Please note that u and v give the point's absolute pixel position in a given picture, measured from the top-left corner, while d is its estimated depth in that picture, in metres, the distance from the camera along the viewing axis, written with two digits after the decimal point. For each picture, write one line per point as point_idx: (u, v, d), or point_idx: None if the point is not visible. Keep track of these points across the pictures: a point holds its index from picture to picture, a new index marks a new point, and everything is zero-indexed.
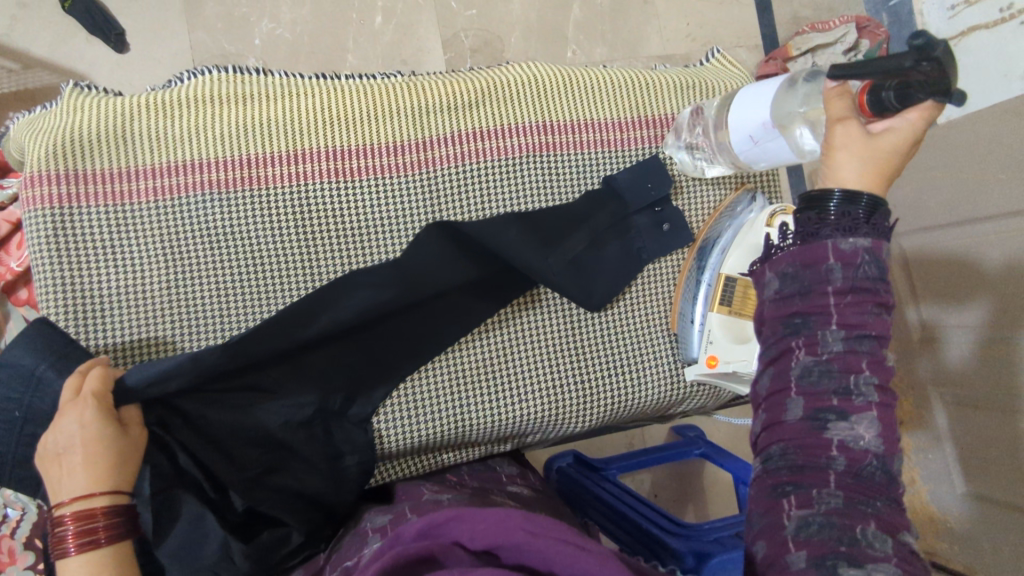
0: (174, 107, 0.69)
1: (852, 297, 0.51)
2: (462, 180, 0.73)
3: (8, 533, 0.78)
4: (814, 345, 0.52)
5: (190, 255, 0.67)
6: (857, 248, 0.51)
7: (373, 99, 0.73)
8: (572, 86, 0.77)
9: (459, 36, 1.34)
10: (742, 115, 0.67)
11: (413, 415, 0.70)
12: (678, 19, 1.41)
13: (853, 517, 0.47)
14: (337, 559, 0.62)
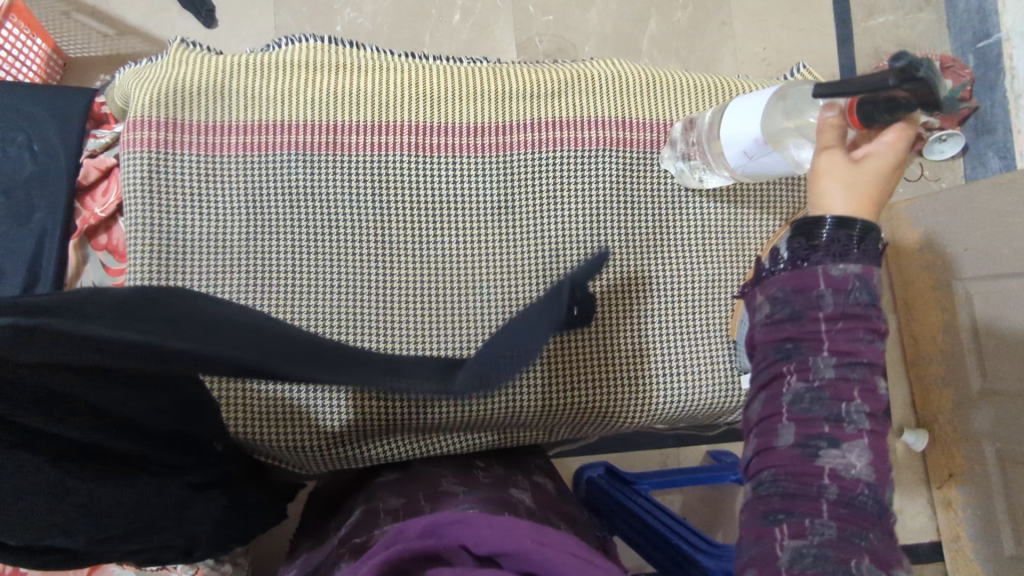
0: (271, 70, 0.72)
1: (845, 324, 0.52)
2: (537, 167, 0.74)
3: None
4: (807, 371, 0.52)
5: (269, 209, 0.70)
6: (847, 273, 0.53)
7: (458, 80, 0.75)
8: (656, 86, 0.77)
9: (533, 41, 1.35)
10: (731, 128, 0.64)
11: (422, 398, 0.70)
12: (755, 42, 1.40)
13: (847, 547, 0.46)
14: (350, 537, 0.62)
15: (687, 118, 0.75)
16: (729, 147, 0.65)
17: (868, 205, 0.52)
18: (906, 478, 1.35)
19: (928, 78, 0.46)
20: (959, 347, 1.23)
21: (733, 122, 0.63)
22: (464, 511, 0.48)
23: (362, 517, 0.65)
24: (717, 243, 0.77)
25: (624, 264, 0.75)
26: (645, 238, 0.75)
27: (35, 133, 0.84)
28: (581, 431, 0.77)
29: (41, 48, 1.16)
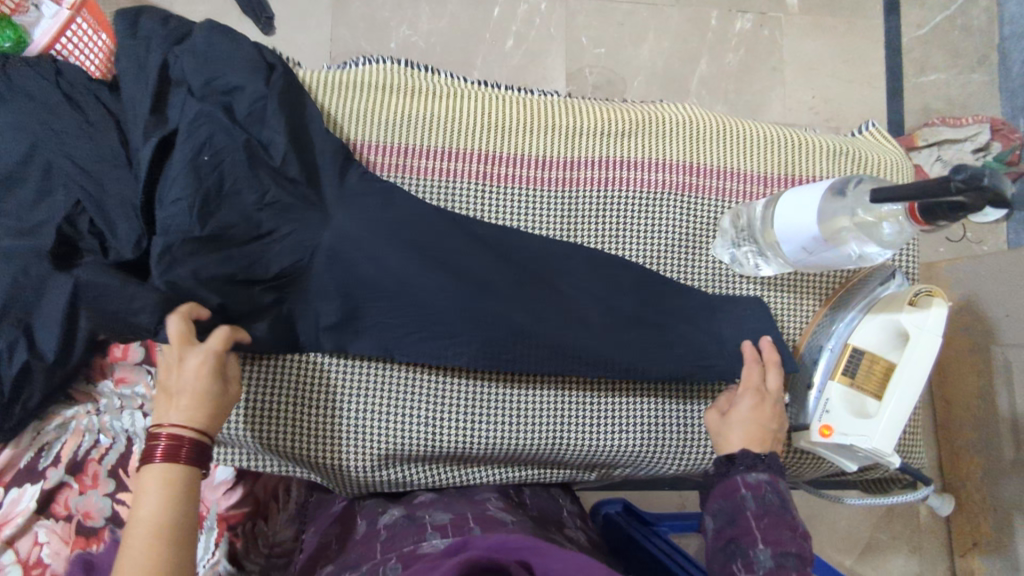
0: (349, 88, 0.73)
1: (769, 521, 0.57)
2: (600, 204, 0.74)
3: (96, 458, 0.92)
4: (751, 566, 0.55)
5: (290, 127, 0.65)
6: (760, 480, 0.61)
7: (530, 112, 0.76)
8: (724, 133, 0.77)
9: (584, 72, 1.36)
10: (788, 220, 0.63)
11: (466, 430, 0.71)
12: (804, 91, 1.40)
13: None
14: (392, 544, 0.60)
15: (733, 212, 0.75)
16: (784, 242, 0.65)
17: (757, 438, 0.65)
18: (927, 541, 1.23)
19: (994, 186, 0.48)
20: (992, 414, 1.12)
21: (785, 222, 0.64)
22: (528, 538, 0.46)
23: (401, 524, 0.65)
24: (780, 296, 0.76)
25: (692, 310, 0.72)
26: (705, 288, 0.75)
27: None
28: (621, 472, 0.77)
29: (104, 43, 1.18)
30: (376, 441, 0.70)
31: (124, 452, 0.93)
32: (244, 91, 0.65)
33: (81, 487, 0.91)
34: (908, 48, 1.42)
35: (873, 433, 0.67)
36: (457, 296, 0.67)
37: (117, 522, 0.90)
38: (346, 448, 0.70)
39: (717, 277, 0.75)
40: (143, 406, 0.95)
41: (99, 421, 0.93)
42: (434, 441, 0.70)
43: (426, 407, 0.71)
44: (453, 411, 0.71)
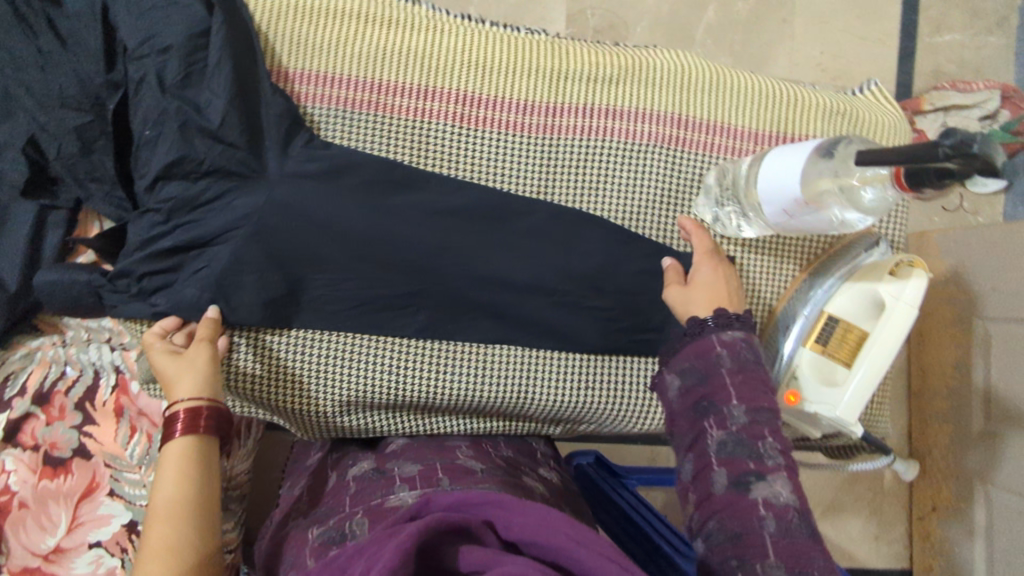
0: (321, 15, 0.69)
1: (743, 377, 0.55)
2: (581, 153, 0.71)
3: (63, 390, 0.91)
4: (722, 421, 0.53)
5: (232, 80, 0.63)
6: (735, 338, 0.57)
7: (513, 51, 0.71)
8: (719, 85, 0.73)
9: (585, 13, 1.28)
10: (770, 178, 0.60)
11: (433, 386, 0.70)
12: (812, 47, 1.34)
13: (743, 473, 0.51)
14: (360, 499, 0.60)
15: (719, 169, 0.71)
16: (764, 203, 0.61)
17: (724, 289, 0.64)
18: (887, 504, 1.26)
19: (982, 152, 0.46)
20: (964, 385, 1.12)
21: (768, 177, 0.60)
22: (492, 490, 0.46)
23: (369, 477, 0.64)
24: (765, 257, 0.73)
25: (654, 272, 0.71)
26: (684, 247, 0.73)
27: (54, 57, 0.80)
28: (587, 429, 0.77)
29: None
30: (337, 390, 0.69)
31: (90, 385, 0.92)
32: (177, 50, 0.63)
33: (47, 419, 0.90)
34: (926, 5, 1.35)
35: (837, 402, 0.66)
36: (411, 254, 0.68)
37: (83, 454, 0.90)
38: (306, 395, 0.69)
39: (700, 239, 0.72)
40: (111, 339, 0.94)
41: (66, 353, 0.92)
42: (396, 392, 0.69)
43: (390, 357, 0.69)
44: (415, 363, 0.69)
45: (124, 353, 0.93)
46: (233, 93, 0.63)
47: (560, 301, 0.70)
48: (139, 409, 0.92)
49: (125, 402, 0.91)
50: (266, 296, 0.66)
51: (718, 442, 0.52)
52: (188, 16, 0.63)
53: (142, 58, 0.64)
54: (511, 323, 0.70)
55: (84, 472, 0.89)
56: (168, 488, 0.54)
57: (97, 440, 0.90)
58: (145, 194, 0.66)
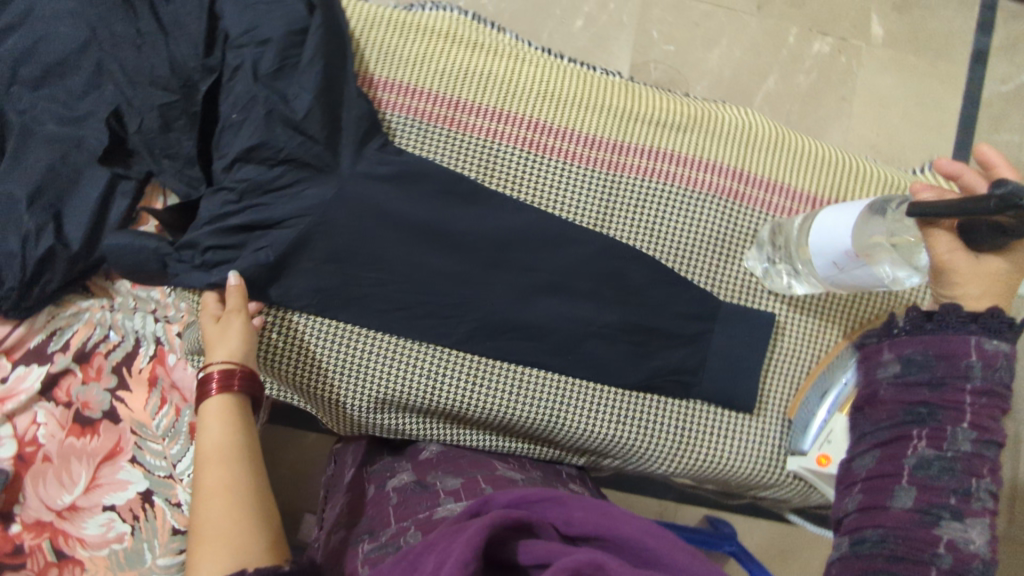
0: (413, 32, 0.72)
1: (987, 402, 0.46)
2: (641, 194, 0.73)
3: (103, 352, 0.94)
4: (939, 439, 0.47)
5: (322, 79, 0.66)
6: (999, 350, 0.46)
7: (589, 89, 0.74)
8: (783, 147, 0.75)
9: (648, 66, 1.35)
10: (825, 231, 0.61)
11: (467, 400, 0.71)
12: (868, 126, 1.36)
13: (933, 496, 0.46)
14: (403, 511, 0.61)
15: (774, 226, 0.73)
16: (818, 259, 0.63)
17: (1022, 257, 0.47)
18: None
19: None
20: None
21: (821, 232, 0.62)
22: (543, 489, 0.49)
23: (412, 489, 0.65)
24: (805, 318, 0.75)
25: (694, 317, 0.73)
26: (730, 296, 0.75)
27: (151, 40, 0.85)
28: (611, 464, 0.77)
29: None
30: (375, 388, 0.70)
31: (130, 351, 0.94)
32: (275, 43, 0.66)
33: (84, 377, 0.93)
34: (987, 101, 1.37)
35: None
36: (463, 266, 0.71)
37: (113, 417, 0.92)
38: (343, 389, 0.70)
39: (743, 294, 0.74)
40: (156, 312, 0.96)
41: (112, 317, 0.95)
42: (432, 398, 0.70)
43: (430, 364, 0.70)
44: (453, 376, 0.70)
45: (167, 325, 0.96)
46: (319, 90, 0.66)
47: (600, 332, 0.72)
48: (173, 381, 0.94)
49: (161, 372, 0.94)
50: (321, 287, 0.69)
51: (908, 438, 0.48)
52: (290, 14, 0.66)
53: (241, 47, 0.67)
54: (551, 347, 0.71)
55: (109, 435, 0.91)
56: (215, 442, 0.58)
57: (128, 405, 0.93)
58: (220, 174, 0.68)
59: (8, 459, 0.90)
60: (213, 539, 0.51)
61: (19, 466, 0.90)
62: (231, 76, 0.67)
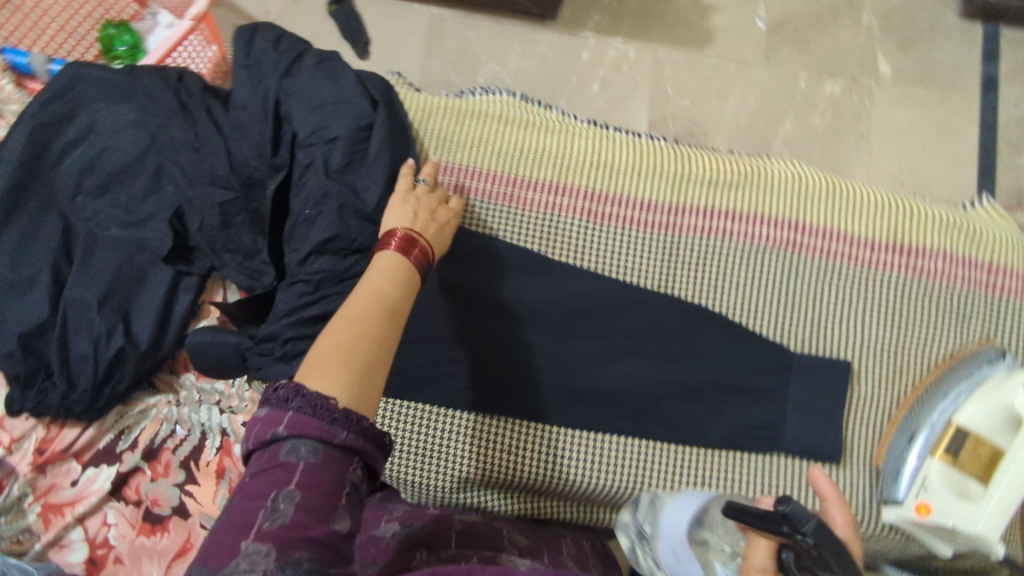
0: (468, 118, 0.77)
1: None
2: (702, 252, 0.75)
3: (170, 448, 0.95)
4: None
5: (389, 168, 0.69)
6: None
7: (640, 157, 0.78)
8: (834, 195, 0.78)
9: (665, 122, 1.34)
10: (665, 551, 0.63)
11: (554, 472, 0.71)
12: (890, 161, 1.33)
13: None
14: (470, 543, 0.60)
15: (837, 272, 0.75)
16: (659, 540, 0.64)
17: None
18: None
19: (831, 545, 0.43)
20: None
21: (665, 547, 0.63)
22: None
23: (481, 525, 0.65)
24: (878, 363, 0.76)
25: (768, 369, 0.74)
26: (802, 346, 0.75)
27: (209, 141, 0.87)
28: None
29: (214, 54, 1.13)
30: (460, 467, 0.71)
31: (197, 445, 0.95)
32: (343, 140, 0.69)
33: (152, 475, 0.93)
34: (1005, 126, 1.33)
35: (977, 519, 0.63)
36: (532, 337, 0.72)
37: (182, 514, 0.91)
38: (428, 471, 0.71)
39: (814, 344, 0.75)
40: (221, 402, 0.97)
41: (178, 412, 0.96)
42: (515, 473, 0.71)
43: (511, 438, 0.71)
44: (538, 448, 0.72)
45: (232, 415, 0.97)
46: (388, 181, 0.69)
47: (674, 392, 0.72)
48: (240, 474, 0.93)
49: (228, 465, 0.94)
50: (399, 369, 0.70)
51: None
52: (356, 111, 0.70)
53: (309, 146, 0.70)
54: (627, 411, 0.72)
55: (179, 530, 0.90)
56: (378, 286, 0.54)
57: (197, 500, 0.92)
58: (295, 267, 0.70)
59: (79, 565, 0.88)
60: (326, 359, 0.47)
61: (91, 571, 0.88)
62: (301, 173, 0.71)
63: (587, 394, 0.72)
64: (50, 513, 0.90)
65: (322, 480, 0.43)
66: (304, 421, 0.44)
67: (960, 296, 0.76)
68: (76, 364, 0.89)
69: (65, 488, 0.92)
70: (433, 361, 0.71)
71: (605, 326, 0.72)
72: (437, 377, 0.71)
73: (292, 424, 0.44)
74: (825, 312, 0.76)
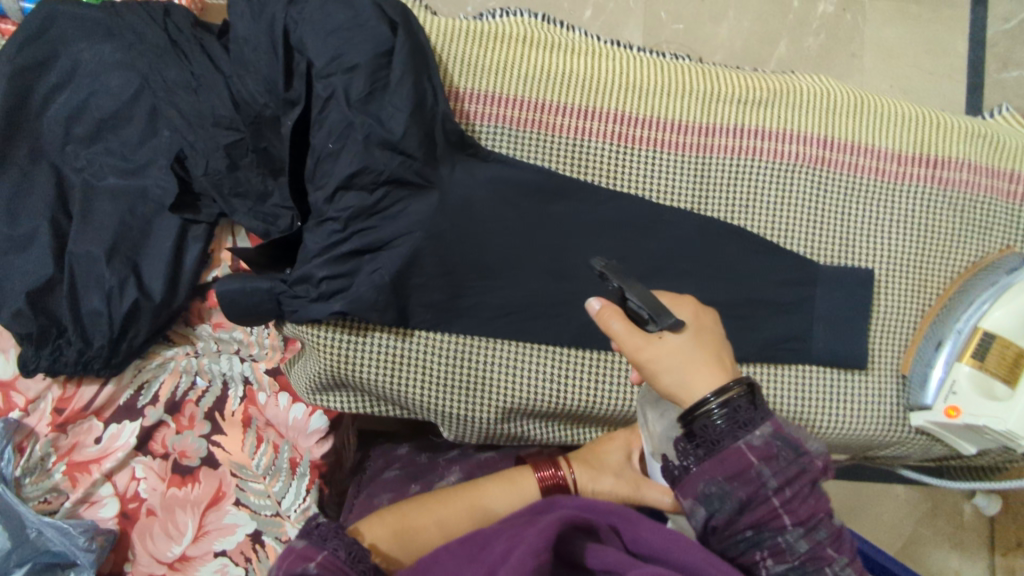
0: (489, 38, 0.73)
1: (797, 495, 0.48)
2: (734, 172, 0.75)
3: (193, 400, 0.93)
4: (765, 453, 0.48)
5: (413, 95, 0.66)
6: (767, 440, 0.49)
7: (669, 75, 0.76)
8: (862, 109, 0.78)
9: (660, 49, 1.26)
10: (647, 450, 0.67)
11: (592, 396, 0.74)
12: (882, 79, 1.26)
13: (754, 485, 0.48)
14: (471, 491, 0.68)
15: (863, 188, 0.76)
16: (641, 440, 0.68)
17: (718, 370, 0.52)
18: (968, 538, 1.14)
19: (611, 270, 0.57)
20: None
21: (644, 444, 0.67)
22: (617, 504, 0.53)
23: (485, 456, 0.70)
24: (903, 275, 0.78)
25: (795, 284, 0.75)
26: (831, 261, 0.77)
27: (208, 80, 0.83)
28: None
29: None
30: (503, 396, 0.73)
31: (220, 395, 0.94)
32: (364, 68, 0.65)
33: (177, 427, 0.92)
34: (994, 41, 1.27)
35: (1005, 415, 0.68)
36: (561, 265, 0.72)
37: (211, 463, 0.91)
38: (473, 402, 0.73)
39: (844, 259, 0.77)
40: (240, 351, 0.96)
41: (196, 364, 0.95)
42: (557, 400, 0.73)
43: (553, 366, 0.73)
44: (575, 373, 0.73)
45: (254, 364, 0.96)
46: (414, 109, 0.66)
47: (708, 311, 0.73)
48: (267, 420, 0.94)
49: (255, 413, 0.93)
50: (434, 302, 0.70)
51: (703, 490, 0.49)
52: (375, 35, 0.66)
53: (327, 76, 0.66)
54: None
55: (210, 480, 0.90)
56: (500, 504, 0.65)
57: (226, 449, 0.91)
58: (322, 205, 0.67)
59: (112, 519, 0.88)
60: (408, 526, 0.61)
61: (125, 523, 0.88)
62: (322, 106, 0.67)
63: None
64: (77, 471, 0.89)
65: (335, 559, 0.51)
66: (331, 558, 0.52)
67: (979, 208, 0.79)
68: (89, 321, 0.86)
69: (89, 445, 0.90)
70: (467, 294, 0.71)
71: (634, 251, 0.73)
72: (473, 308, 0.71)
73: (322, 563, 0.51)
74: (854, 227, 0.77)
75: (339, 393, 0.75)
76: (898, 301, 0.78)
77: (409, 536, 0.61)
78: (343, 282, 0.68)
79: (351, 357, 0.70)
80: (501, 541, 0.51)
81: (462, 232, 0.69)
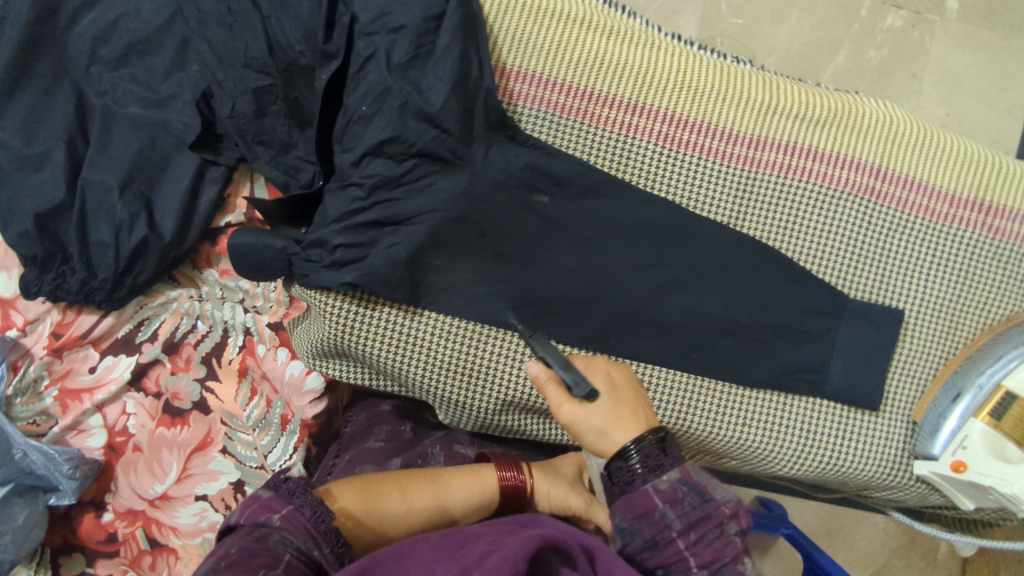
0: (545, 16, 0.70)
1: (699, 536, 0.52)
2: (778, 190, 0.72)
3: (192, 342, 0.92)
4: (671, 498, 0.53)
5: (457, 67, 0.62)
6: (674, 484, 0.53)
7: (727, 81, 0.73)
8: (922, 142, 0.74)
9: (713, 42, 1.19)
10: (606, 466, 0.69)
11: None
12: (937, 102, 1.17)
13: (656, 525, 0.53)
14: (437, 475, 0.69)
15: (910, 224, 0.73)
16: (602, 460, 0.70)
17: (632, 425, 0.56)
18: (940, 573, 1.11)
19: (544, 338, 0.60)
20: None
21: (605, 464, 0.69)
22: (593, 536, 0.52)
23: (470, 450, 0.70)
24: (935, 319, 0.74)
25: (822, 314, 0.72)
26: (863, 295, 0.73)
27: None
28: (730, 463, 0.78)
29: None
30: (504, 389, 0.71)
31: (219, 342, 0.92)
32: (410, 31, 0.62)
33: (172, 368, 0.91)
34: None
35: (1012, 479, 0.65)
36: (583, 262, 0.69)
37: (203, 409, 0.90)
38: (471, 390, 0.71)
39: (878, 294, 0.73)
40: (244, 301, 0.94)
41: (199, 307, 0.93)
42: None
43: None
44: None
45: (257, 315, 0.94)
46: (455, 82, 0.63)
47: (725, 330, 0.71)
48: (263, 372, 0.92)
49: (252, 365, 0.92)
50: (450, 285, 0.68)
51: (619, 523, 0.55)
52: None
53: (370, 34, 0.63)
54: (672, 345, 0.71)
55: (199, 425, 0.89)
56: (462, 500, 0.65)
57: (218, 397, 0.90)
58: (347, 168, 0.65)
59: (98, 450, 0.88)
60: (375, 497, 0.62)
61: (110, 456, 0.88)
62: (360, 65, 0.64)
63: (633, 325, 0.70)
64: (68, 398, 0.88)
65: (299, 518, 0.52)
66: (294, 515, 0.52)
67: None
68: (94, 251, 0.84)
69: (83, 373, 0.89)
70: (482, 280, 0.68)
71: (659, 257, 0.70)
72: (486, 296, 0.69)
73: (288, 517, 0.52)
74: (893, 263, 0.73)
75: (338, 361, 0.74)
76: (924, 346, 0.74)
77: (372, 509, 0.61)
78: (358, 251, 0.65)
79: (354, 328, 0.68)
80: (482, 541, 0.49)
81: (486, 216, 0.67)
